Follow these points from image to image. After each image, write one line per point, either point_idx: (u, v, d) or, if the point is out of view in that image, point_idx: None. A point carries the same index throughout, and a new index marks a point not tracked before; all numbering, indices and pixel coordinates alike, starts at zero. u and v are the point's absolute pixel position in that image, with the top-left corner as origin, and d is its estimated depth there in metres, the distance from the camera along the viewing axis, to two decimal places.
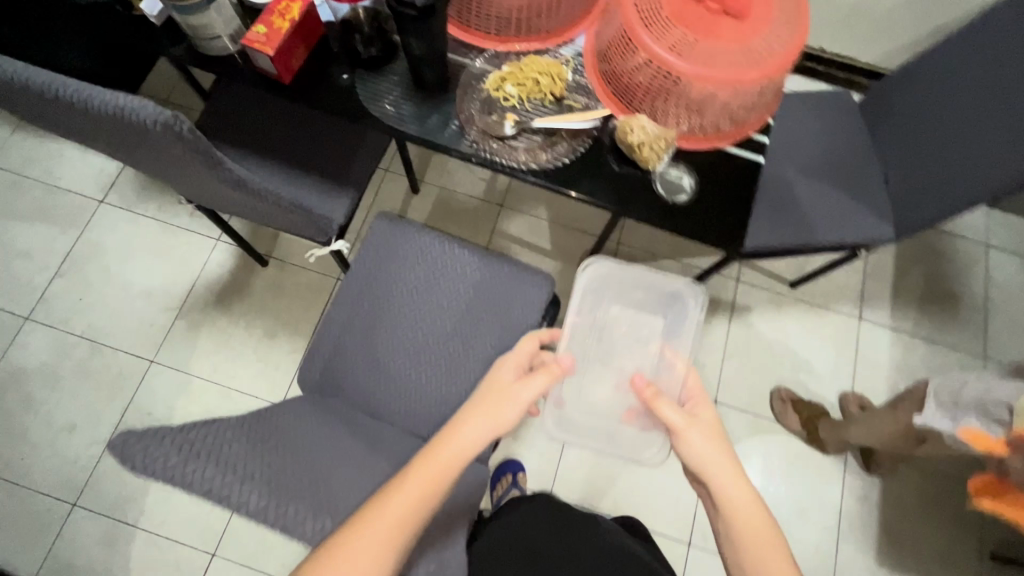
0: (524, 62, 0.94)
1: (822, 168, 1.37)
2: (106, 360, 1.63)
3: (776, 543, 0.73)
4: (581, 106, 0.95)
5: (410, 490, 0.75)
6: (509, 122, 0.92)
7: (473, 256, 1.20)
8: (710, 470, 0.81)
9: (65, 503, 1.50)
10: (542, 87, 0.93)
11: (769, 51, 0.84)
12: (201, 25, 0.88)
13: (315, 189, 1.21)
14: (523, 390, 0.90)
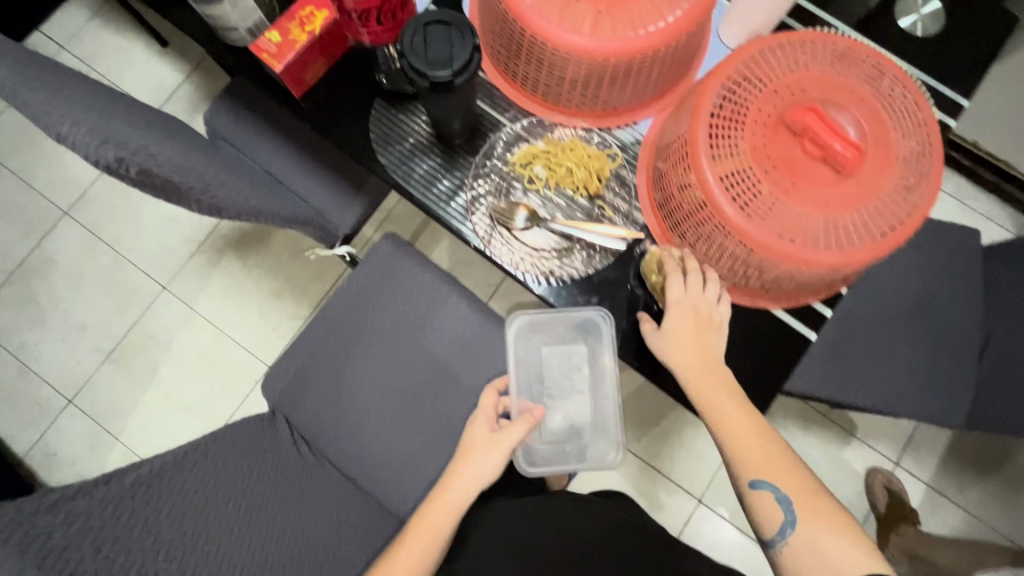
0: (565, 142, 0.80)
1: (920, 315, 1.11)
2: (126, 274, 1.67)
3: (749, 426, 0.69)
4: (614, 213, 0.79)
5: (427, 525, 0.84)
6: (523, 213, 0.78)
7: (469, 310, 1.10)
8: (697, 376, 0.70)
9: (65, 397, 1.61)
10: (576, 178, 0.78)
11: (860, 234, 0.64)
12: (216, 17, 0.77)
13: (328, 189, 1.09)
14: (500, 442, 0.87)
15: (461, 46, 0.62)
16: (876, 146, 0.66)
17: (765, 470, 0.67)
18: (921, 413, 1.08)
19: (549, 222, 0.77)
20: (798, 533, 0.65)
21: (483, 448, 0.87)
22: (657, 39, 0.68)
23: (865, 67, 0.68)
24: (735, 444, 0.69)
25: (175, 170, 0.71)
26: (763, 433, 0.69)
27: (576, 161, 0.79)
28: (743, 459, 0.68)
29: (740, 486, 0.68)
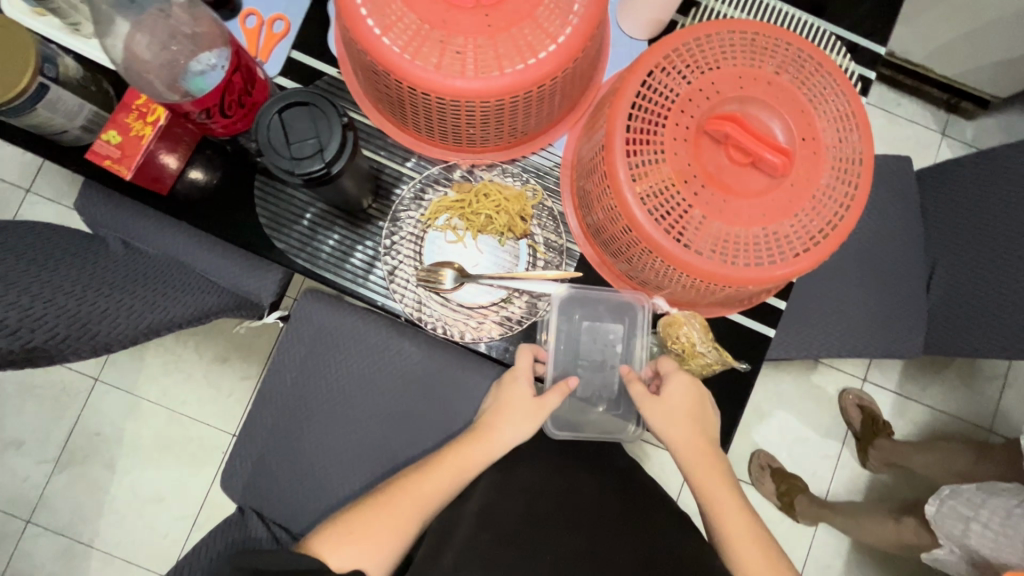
0: (477, 184, 0.73)
1: (889, 253, 1.07)
2: (47, 373, 1.48)
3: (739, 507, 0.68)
4: (545, 250, 0.75)
5: (442, 478, 0.70)
6: (450, 273, 0.71)
7: (419, 347, 0.98)
8: (695, 470, 0.68)
9: (20, 518, 1.46)
10: (498, 222, 0.73)
11: (800, 240, 0.61)
12: (38, 124, 0.65)
13: (234, 261, 0.92)
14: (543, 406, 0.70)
15: (326, 126, 0.53)
16: (799, 142, 0.61)
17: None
18: (906, 349, 1.06)
19: (480, 279, 0.71)
20: None
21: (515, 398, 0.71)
22: (550, 64, 0.61)
23: (777, 51, 0.62)
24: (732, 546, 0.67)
25: (33, 328, 0.63)
26: (759, 534, 0.67)
27: (494, 206, 0.73)
28: (744, 563, 0.66)
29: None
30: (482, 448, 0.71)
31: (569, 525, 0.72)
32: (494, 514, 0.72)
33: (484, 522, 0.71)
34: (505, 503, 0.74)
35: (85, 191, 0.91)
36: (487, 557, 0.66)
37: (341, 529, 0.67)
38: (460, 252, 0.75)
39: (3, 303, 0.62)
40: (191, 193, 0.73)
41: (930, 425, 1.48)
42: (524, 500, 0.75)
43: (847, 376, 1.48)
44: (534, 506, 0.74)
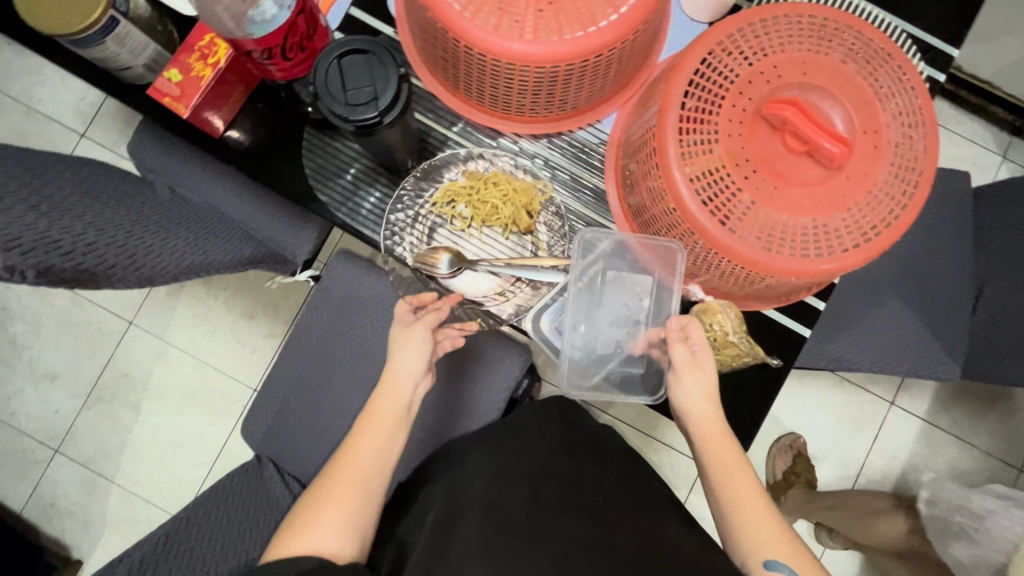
0: (487, 171, 0.74)
1: (937, 270, 1.02)
2: (85, 312, 1.53)
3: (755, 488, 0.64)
4: (548, 248, 0.75)
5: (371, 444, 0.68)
6: (447, 258, 0.72)
7: None
8: (708, 434, 0.65)
9: (49, 447, 1.52)
10: (503, 214, 0.73)
11: (850, 234, 0.59)
12: (105, 57, 0.67)
13: (276, 214, 0.95)
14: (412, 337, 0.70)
15: (383, 76, 0.53)
16: (860, 134, 0.59)
17: (776, 545, 0.61)
18: (944, 371, 1.02)
19: (476, 266, 0.71)
20: None
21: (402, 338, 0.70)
22: (610, 34, 0.60)
23: (846, 37, 0.60)
24: (744, 513, 0.63)
25: (86, 253, 0.64)
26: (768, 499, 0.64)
27: (501, 196, 0.73)
28: (755, 532, 0.62)
29: (749, 560, 0.61)
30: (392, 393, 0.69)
31: (569, 511, 0.68)
32: (499, 502, 0.69)
33: (489, 513, 0.67)
34: (505, 492, 0.70)
35: (139, 134, 0.94)
36: (494, 546, 0.62)
37: (309, 511, 0.65)
38: (464, 240, 0.75)
39: (61, 227, 0.63)
40: (240, 139, 0.74)
41: (956, 457, 1.43)
42: (526, 489, 0.71)
43: (873, 397, 1.43)
44: (538, 494, 0.70)
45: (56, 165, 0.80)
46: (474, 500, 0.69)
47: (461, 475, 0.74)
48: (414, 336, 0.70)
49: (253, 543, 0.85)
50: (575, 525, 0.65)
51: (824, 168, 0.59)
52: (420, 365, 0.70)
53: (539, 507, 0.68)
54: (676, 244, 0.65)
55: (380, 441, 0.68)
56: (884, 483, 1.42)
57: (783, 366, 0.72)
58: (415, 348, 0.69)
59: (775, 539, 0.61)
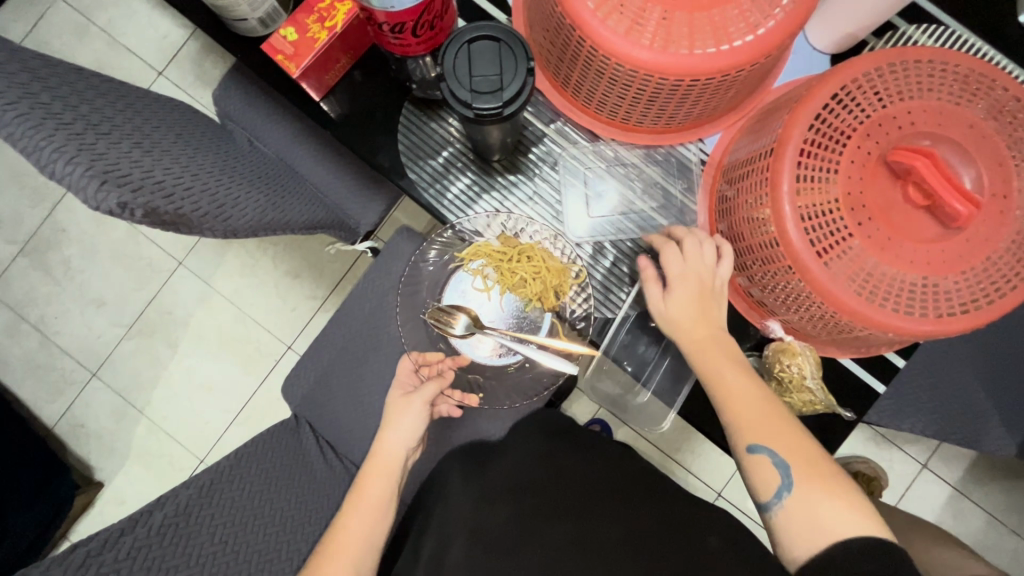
0: (520, 244, 0.73)
1: None
2: (139, 246, 1.57)
3: (750, 386, 0.63)
4: (568, 331, 0.75)
5: (361, 522, 0.73)
6: (464, 320, 0.73)
7: None
8: (697, 335, 0.65)
9: (87, 370, 1.57)
10: (530, 291, 0.72)
11: (959, 298, 0.57)
12: (223, 5, 0.67)
13: (350, 181, 0.95)
14: (406, 409, 0.78)
15: (511, 67, 0.52)
16: (987, 196, 0.57)
17: (766, 434, 0.60)
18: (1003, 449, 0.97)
19: (489, 332, 0.73)
20: (794, 497, 0.57)
21: (399, 410, 0.78)
22: (742, 55, 0.57)
23: (990, 93, 0.57)
24: (736, 409, 0.62)
25: (183, 198, 0.64)
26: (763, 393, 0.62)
27: (532, 271, 0.72)
28: (748, 423, 0.61)
29: (736, 448, 0.61)
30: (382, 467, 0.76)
31: (555, 515, 0.66)
32: (484, 521, 0.67)
33: (476, 535, 0.65)
34: (493, 507, 0.69)
35: (228, 83, 0.94)
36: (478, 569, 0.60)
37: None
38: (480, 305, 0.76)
39: (162, 168, 0.65)
40: (332, 110, 0.75)
41: (981, 531, 1.38)
42: (511, 501, 0.69)
43: (907, 458, 1.37)
44: (521, 502, 0.69)
45: (153, 104, 0.82)
46: (461, 526, 0.68)
47: (450, 505, 0.74)
48: (412, 409, 0.77)
49: (288, 500, 0.85)
50: (563, 528, 0.63)
51: (943, 226, 0.57)
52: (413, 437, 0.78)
53: (524, 516, 0.66)
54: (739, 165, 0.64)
55: (367, 522, 0.73)
56: None
57: (852, 420, 0.71)
58: (412, 419, 0.77)
59: (766, 432, 0.60)
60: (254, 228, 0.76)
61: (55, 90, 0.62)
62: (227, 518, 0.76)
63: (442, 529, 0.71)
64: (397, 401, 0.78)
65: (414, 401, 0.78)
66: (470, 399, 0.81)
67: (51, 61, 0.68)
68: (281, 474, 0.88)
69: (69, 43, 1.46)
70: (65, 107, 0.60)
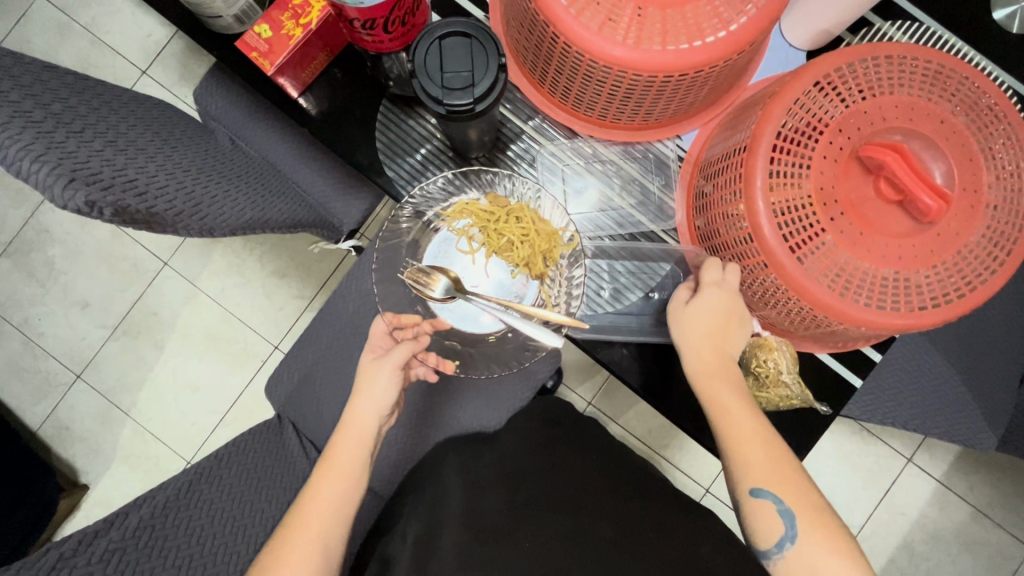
0: (508, 202, 0.69)
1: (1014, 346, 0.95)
2: (123, 247, 1.55)
3: (757, 427, 0.64)
4: (554, 303, 0.70)
5: (331, 494, 0.71)
6: (443, 282, 0.67)
7: None
8: (709, 367, 0.66)
9: (71, 372, 1.56)
10: (517, 253, 0.68)
11: (931, 293, 0.57)
12: (197, 2, 0.67)
13: (332, 179, 0.95)
14: (377, 370, 0.74)
15: (483, 63, 0.52)
16: (958, 190, 0.57)
17: (768, 477, 0.62)
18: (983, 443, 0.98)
19: (471, 298, 0.67)
20: (792, 542, 0.60)
21: (370, 373, 0.75)
22: (715, 51, 0.58)
23: (959, 88, 0.58)
24: (743, 450, 0.63)
25: (156, 196, 0.63)
26: (770, 436, 0.64)
27: (520, 233, 0.68)
28: (752, 467, 0.62)
29: (738, 489, 0.63)
30: (353, 433, 0.74)
31: (548, 509, 0.70)
32: (475, 510, 0.69)
33: (469, 522, 0.67)
34: (483, 499, 0.72)
35: (207, 81, 0.94)
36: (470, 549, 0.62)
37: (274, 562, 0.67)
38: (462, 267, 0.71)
39: (136, 166, 0.64)
40: (310, 108, 0.74)
41: (966, 525, 1.39)
42: (504, 492, 0.73)
43: (893, 452, 1.38)
44: (515, 494, 0.73)
45: (130, 103, 0.81)
46: (453, 513, 0.70)
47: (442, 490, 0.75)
48: (382, 371, 0.74)
49: (269, 501, 0.85)
50: (560, 522, 0.66)
51: (914, 221, 0.57)
52: (384, 404, 0.75)
53: (515, 507, 0.70)
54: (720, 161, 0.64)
55: (338, 489, 0.72)
56: (887, 539, 1.39)
57: (830, 416, 0.71)
58: (384, 384, 0.74)
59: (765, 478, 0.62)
60: (231, 227, 0.75)
61: (25, 87, 0.62)
62: (206, 519, 0.75)
63: (434, 512, 0.71)
64: (366, 366, 0.75)
65: (382, 365, 0.74)
66: (445, 364, 0.78)
67: (23, 60, 0.67)
68: (263, 474, 0.87)
69: (50, 42, 1.44)
70: (33, 104, 0.59)
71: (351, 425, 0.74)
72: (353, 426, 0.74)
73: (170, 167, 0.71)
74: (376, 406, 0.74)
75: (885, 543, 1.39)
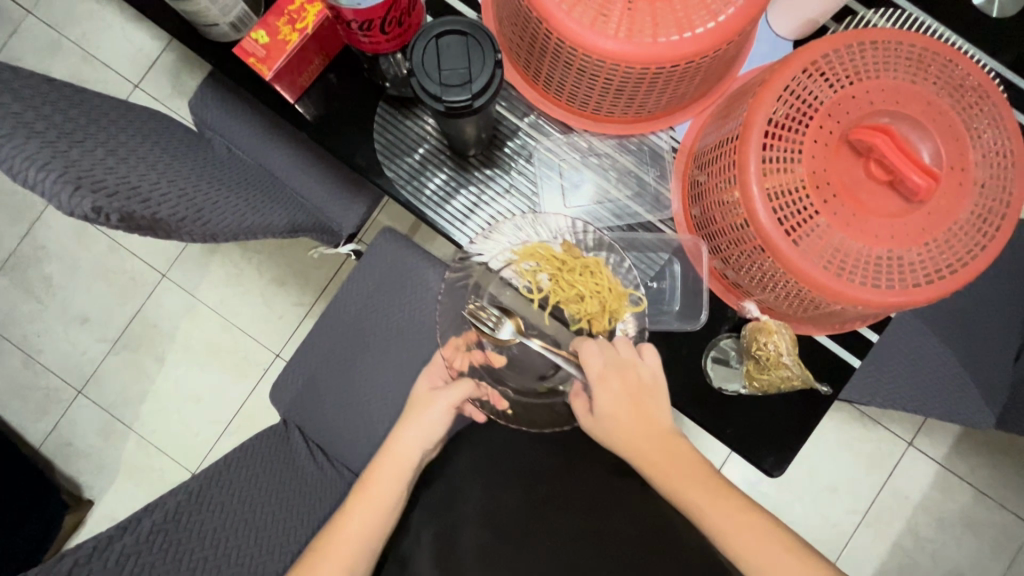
0: (585, 259, 0.70)
1: (1003, 324, 0.97)
2: (121, 260, 1.56)
3: (738, 514, 0.60)
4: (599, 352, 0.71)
5: (356, 523, 0.71)
6: (509, 327, 0.71)
7: None
8: (648, 454, 0.65)
9: (72, 388, 1.55)
10: (584, 308, 0.69)
11: (924, 270, 0.59)
12: (194, 12, 0.68)
13: (330, 184, 0.96)
14: (431, 403, 0.76)
15: (479, 60, 0.53)
16: (947, 169, 0.59)
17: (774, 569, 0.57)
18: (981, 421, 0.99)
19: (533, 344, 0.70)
20: None
21: (422, 406, 0.76)
22: (705, 41, 0.59)
23: (943, 71, 0.60)
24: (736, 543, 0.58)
25: (160, 203, 0.64)
26: (757, 518, 0.59)
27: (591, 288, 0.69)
28: (736, 545, 0.58)
29: None
30: (392, 464, 0.75)
31: (562, 505, 0.72)
32: (494, 508, 0.73)
33: (486, 519, 0.71)
34: (502, 496, 0.74)
35: (204, 91, 0.95)
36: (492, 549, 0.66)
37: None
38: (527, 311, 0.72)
39: (138, 175, 0.64)
40: (306, 113, 0.75)
41: (969, 506, 1.41)
42: (521, 489, 0.75)
43: (893, 437, 1.40)
44: (532, 490, 0.75)
45: (130, 115, 0.82)
46: (470, 511, 0.74)
47: (460, 490, 0.78)
48: (435, 405, 0.75)
49: (280, 503, 0.85)
50: (570, 519, 0.69)
51: (905, 200, 0.59)
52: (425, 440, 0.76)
53: (532, 504, 0.72)
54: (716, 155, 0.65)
55: (367, 522, 0.72)
56: (891, 523, 1.40)
57: (829, 396, 0.73)
58: (434, 418, 0.75)
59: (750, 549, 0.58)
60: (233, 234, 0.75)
61: (27, 99, 0.62)
62: (216, 524, 0.75)
63: (450, 513, 0.75)
64: (421, 398, 0.77)
65: (438, 399, 0.76)
66: (499, 400, 0.75)
67: (24, 74, 0.68)
68: (273, 480, 0.87)
69: (42, 59, 1.45)
70: (35, 116, 0.60)
71: (392, 454, 0.75)
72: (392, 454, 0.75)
73: (171, 176, 0.72)
74: (421, 442, 0.76)
75: (890, 528, 1.40)
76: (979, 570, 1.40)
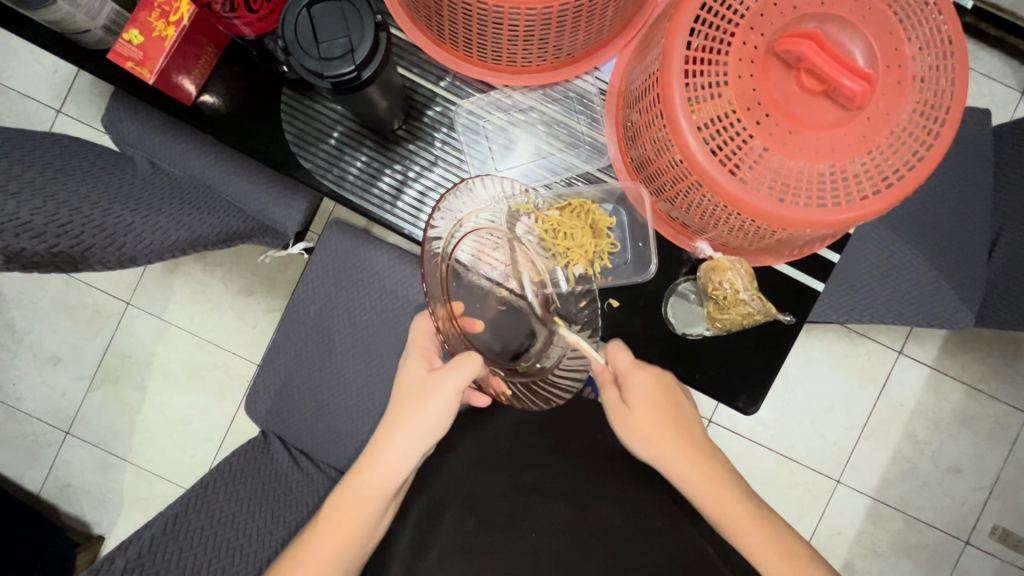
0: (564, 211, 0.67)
1: (974, 218, 0.94)
2: (82, 294, 1.51)
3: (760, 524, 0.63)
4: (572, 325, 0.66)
5: (327, 542, 0.65)
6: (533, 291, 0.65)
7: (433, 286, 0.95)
8: (666, 456, 0.66)
9: (59, 429, 1.53)
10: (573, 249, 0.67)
11: (870, 180, 0.55)
12: (62, 22, 0.62)
13: (265, 183, 0.89)
14: (433, 392, 0.63)
15: (358, 25, 0.48)
16: (882, 68, 0.55)
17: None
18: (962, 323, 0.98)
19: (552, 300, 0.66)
20: None
21: (420, 398, 0.64)
22: None
23: None
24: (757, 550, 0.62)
25: (57, 235, 0.60)
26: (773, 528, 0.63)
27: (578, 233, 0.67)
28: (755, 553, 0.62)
29: None
30: (370, 475, 0.66)
31: (551, 493, 0.71)
32: (476, 491, 0.71)
33: (470, 503, 0.70)
34: (484, 478, 0.73)
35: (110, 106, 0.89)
36: (473, 542, 0.66)
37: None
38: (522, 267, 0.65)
39: (31, 207, 0.60)
40: (215, 106, 0.70)
41: (963, 403, 1.42)
42: (505, 471, 0.73)
43: (883, 348, 1.40)
44: (518, 476, 0.72)
45: (27, 143, 0.76)
46: (455, 491, 0.72)
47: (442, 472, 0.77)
48: (438, 393, 0.63)
49: (265, 516, 0.84)
50: (558, 510, 0.69)
51: (843, 109, 0.55)
52: (413, 451, 0.65)
53: (516, 492, 0.71)
54: (644, 93, 0.61)
55: (339, 542, 0.65)
56: (890, 432, 1.42)
57: (795, 322, 0.71)
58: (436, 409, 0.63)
59: (776, 561, 0.62)
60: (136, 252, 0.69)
61: None
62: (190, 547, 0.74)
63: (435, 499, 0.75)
64: (422, 384, 0.65)
65: (444, 383, 0.62)
66: (500, 384, 0.63)
67: None
68: (256, 499, 0.85)
69: None
70: None
71: (377, 466, 0.66)
72: (370, 466, 0.66)
73: (74, 201, 0.66)
74: (416, 446, 0.65)
75: (889, 436, 1.42)
76: (979, 463, 1.42)
